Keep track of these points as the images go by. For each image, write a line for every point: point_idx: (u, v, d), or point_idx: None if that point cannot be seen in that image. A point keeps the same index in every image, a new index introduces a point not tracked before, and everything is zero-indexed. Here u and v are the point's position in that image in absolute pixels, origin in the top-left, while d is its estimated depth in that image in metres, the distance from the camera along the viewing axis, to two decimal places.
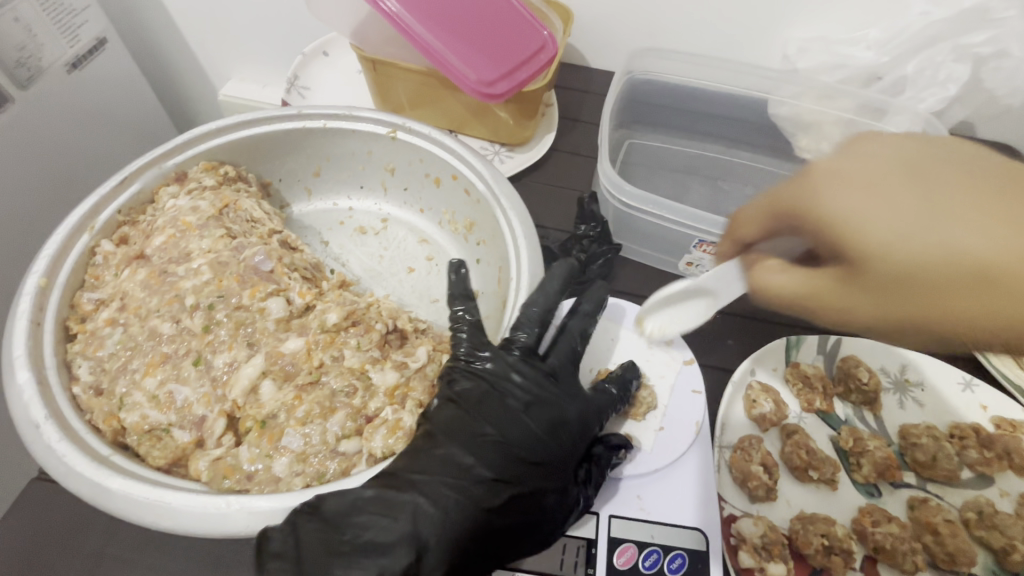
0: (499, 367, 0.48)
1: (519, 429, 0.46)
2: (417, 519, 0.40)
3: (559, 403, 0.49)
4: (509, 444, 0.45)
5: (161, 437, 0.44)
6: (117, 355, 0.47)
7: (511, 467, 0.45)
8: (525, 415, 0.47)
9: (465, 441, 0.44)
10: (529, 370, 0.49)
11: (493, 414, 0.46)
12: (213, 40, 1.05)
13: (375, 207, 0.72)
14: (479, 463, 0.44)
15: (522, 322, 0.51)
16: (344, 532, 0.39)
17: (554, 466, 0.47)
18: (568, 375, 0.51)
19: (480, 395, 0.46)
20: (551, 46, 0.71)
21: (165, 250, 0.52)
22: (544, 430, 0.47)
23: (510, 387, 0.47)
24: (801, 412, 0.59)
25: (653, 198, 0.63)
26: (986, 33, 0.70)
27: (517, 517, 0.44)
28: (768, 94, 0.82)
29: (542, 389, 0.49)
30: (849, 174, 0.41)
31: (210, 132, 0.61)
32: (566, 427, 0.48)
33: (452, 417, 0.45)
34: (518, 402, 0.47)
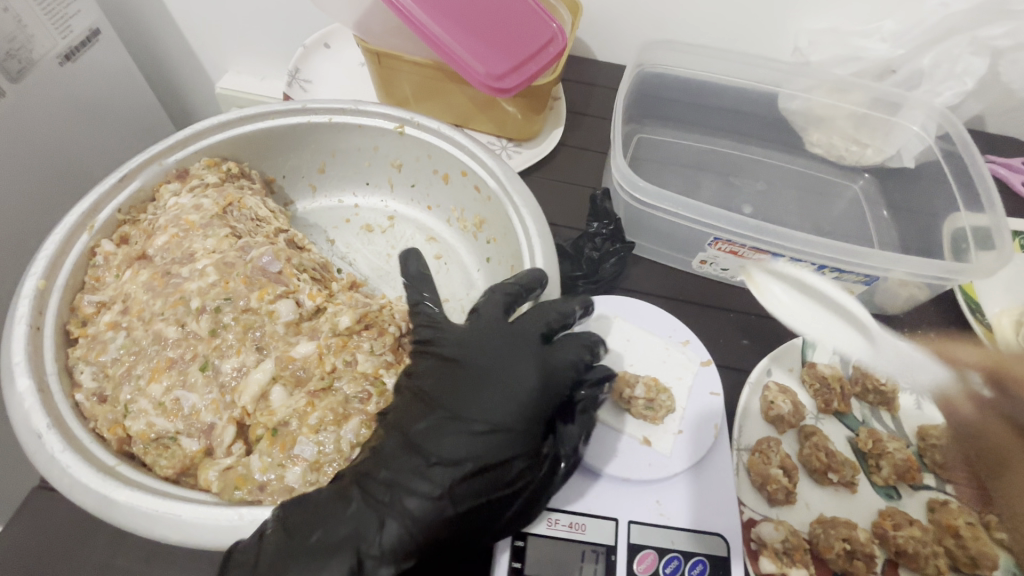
0: (456, 341, 0.46)
1: (476, 402, 0.42)
2: (365, 522, 0.38)
3: (520, 368, 0.44)
4: (465, 423, 0.42)
5: (169, 445, 0.42)
6: (120, 361, 0.45)
7: (467, 446, 0.41)
8: (483, 386, 0.43)
9: (418, 429, 0.42)
10: (486, 341, 0.46)
11: (448, 393, 0.43)
12: (208, 31, 1.02)
13: (381, 204, 0.70)
14: (430, 449, 0.41)
15: (481, 302, 0.50)
16: (298, 539, 0.37)
17: (517, 438, 0.42)
18: (532, 339, 0.47)
19: (438, 376, 0.44)
20: (561, 38, 0.69)
21: (168, 250, 0.50)
22: (504, 399, 0.43)
23: (468, 361, 0.45)
24: (818, 414, 0.59)
25: (671, 196, 0.61)
26: (1004, 25, 0.69)
27: (478, 505, 0.40)
28: (779, 87, 0.80)
29: (500, 357, 0.45)
30: None
31: (212, 127, 0.59)
32: (528, 393, 0.43)
33: (407, 404, 0.43)
34: (476, 374, 0.44)
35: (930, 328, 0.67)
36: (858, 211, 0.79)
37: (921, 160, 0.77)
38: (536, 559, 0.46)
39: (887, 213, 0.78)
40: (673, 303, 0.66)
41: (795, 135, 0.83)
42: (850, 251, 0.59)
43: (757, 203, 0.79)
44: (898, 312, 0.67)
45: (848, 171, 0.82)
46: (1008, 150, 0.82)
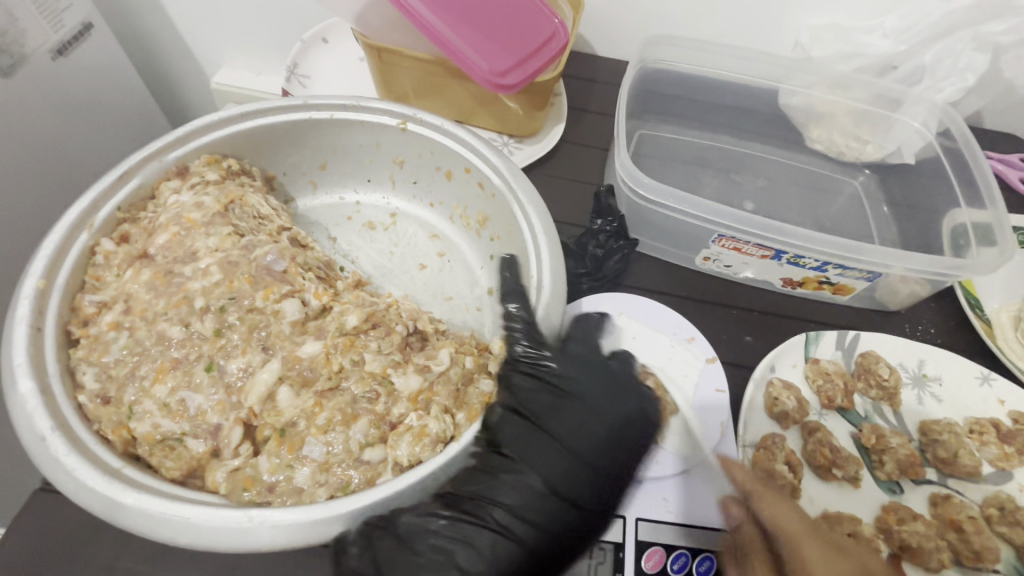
0: (566, 369, 0.50)
1: (589, 435, 0.48)
2: (496, 546, 0.41)
3: (624, 403, 0.50)
4: (576, 455, 0.47)
5: (174, 447, 0.42)
6: (123, 361, 0.44)
7: (581, 478, 0.46)
8: (596, 421, 0.48)
9: (533, 459, 0.45)
10: (592, 374, 0.51)
11: (564, 424, 0.48)
12: (203, 25, 1.01)
13: (383, 201, 0.69)
14: (547, 477, 0.45)
15: (576, 332, 0.54)
16: (419, 553, 0.40)
17: (620, 471, 0.48)
18: (630, 378, 0.52)
19: (553, 405, 0.48)
20: (562, 34, 0.68)
21: (169, 249, 0.49)
22: (612, 436, 0.48)
23: (579, 391, 0.49)
24: (822, 410, 0.59)
25: (676, 193, 0.61)
26: (1007, 21, 0.70)
27: (583, 532, 0.45)
28: (780, 83, 0.80)
29: (608, 392, 0.50)
30: None
31: (212, 123, 0.58)
32: (632, 427, 0.49)
33: (518, 430, 0.46)
34: (588, 405, 0.49)
35: (930, 323, 0.67)
36: (859, 207, 0.79)
37: (921, 157, 0.77)
38: None
39: (886, 208, 0.78)
40: (676, 300, 0.66)
41: (794, 132, 0.83)
42: (850, 246, 0.59)
43: (758, 199, 0.79)
44: (900, 308, 0.68)
45: (847, 167, 0.82)
46: (1006, 146, 0.82)
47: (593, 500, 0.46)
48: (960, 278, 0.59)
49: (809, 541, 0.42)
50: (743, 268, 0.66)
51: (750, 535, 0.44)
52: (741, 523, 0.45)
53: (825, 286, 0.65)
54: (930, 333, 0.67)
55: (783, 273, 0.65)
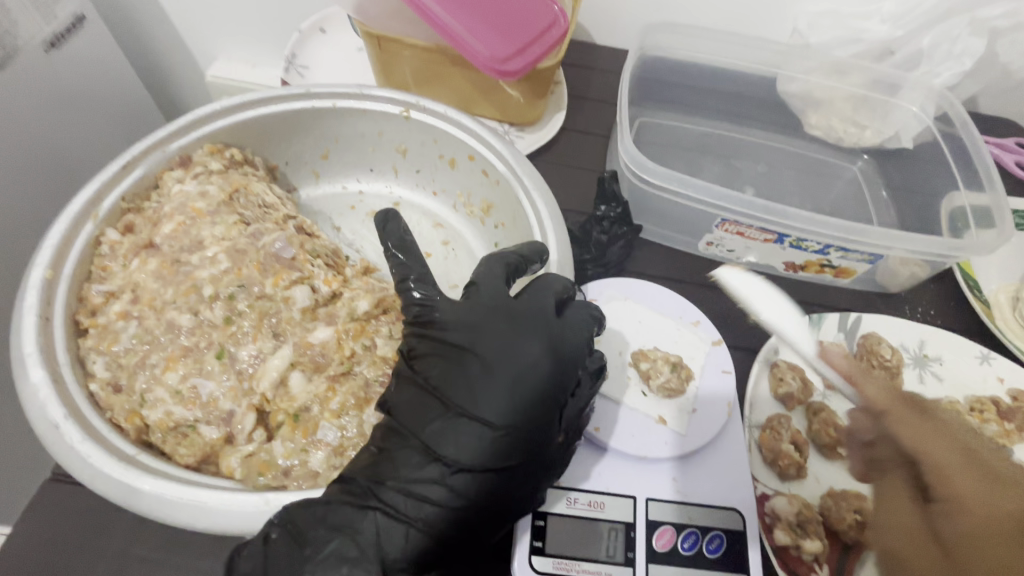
0: (456, 320, 0.42)
1: (480, 393, 0.39)
2: (380, 531, 0.37)
3: (523, 351, 0.40)
4: (464, 411, 0.39)
5: (188, 434, 0.42)
6: (133, 351, 0.44)
7: (474, 443, 0.38)
8: (486, 376, 0.39)
9: (421, 426, 0.39)
10: (485, 317, 0.42)
11: (456, 382, 0.40)
12: (198, 17, 1.00)
13: (386, 190, 0.69)
14: (435, 449, 0.38)
15: (481, 275, 0.46)
16: (305, 547, 0.36)
17: (524, 426, 0.39)
18: (537, 315, 0.43)
19: (443, 363, 0.41)
20: (563, 21, 0.68)
21: (176, 238, 0.49)
22: (508, 389, 0.39)
23: (470, 344, 0.41)
24: (826, 390, 0.59)
25: (679, 177, 0.61)
26: (1003, 5, 0.70)
27: (490, 503, 0.39)
28: (779, 69, 0.81)
29: (502, 338, 0.41)
30: (979, 532, 0.34)
31: (214, 113, 0.58)
32: (531, 373, 0.40)
33: (409, 399, 0.41)
34: (479, 358, 0.40)
35: (930, 306, 0.68)
36: (859, 192, 0.79)
37: (919, 142, 0.78)
38: (554, 538, 0.46)
39: (884, 193, 0.79)
40: (680, 285, 0.67)
41: (794, 118, 0.83)
42: (853, 228, 0.59)
43: (759, 185, 0.80)
44: (900, 290, 0.68)
45: (846, 152, 0.82)
46: (1002, 129, 0.83)
47: (496, 465, 0.38)
48: (960, 259, 0.60)
49: (960, 469, 0.38)
50: (746, 253, 0.67)
51: (888, 450, 0.43)
52: (876, 440, 0.44)
53: (827, 269, 0.66)
54: (930, 315, 0.67)
55: (785, 257, 0.65)
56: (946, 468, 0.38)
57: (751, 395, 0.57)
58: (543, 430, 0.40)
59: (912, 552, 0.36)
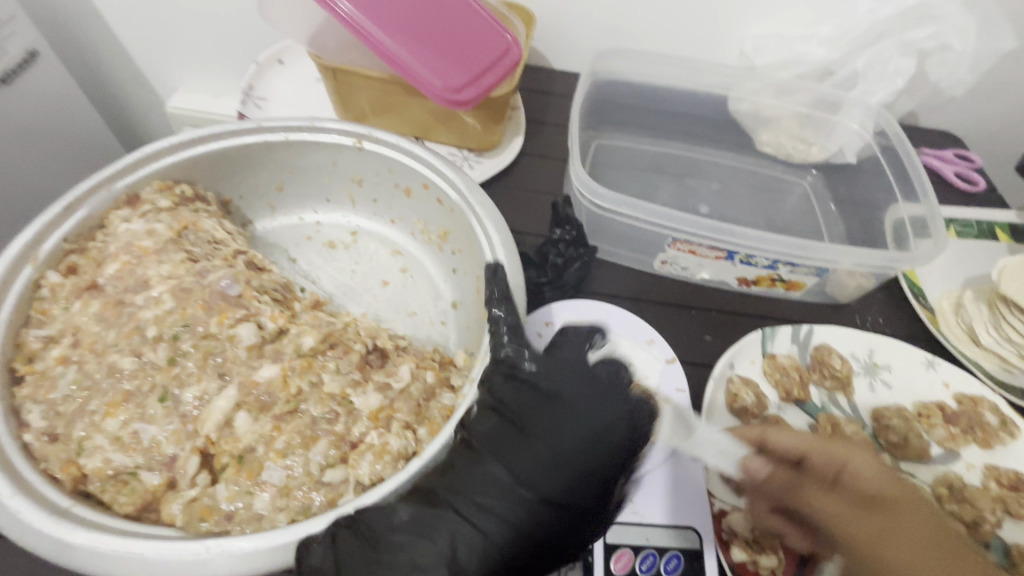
0: (543, 368, 0.44)
1: (561, 442, 0.40)
2: (456, 541, 0.37)
3: (610, 414, 0.41)
4: (545, 449, 0.40)
5: (128, 481, 0.41)
6: (72, 397, 0.43)
7: (553, 481, 0.39)
8: (571, 429, 0.40)
9: (500, 454, 0.40)
10: (570, 373, 0.43)
11: (539, 422, 0.41)
12: (158, 48, 1.00)
13: (343, 220, 0.69)
14: (518, 473, 0.39)
15: (566, 334, 0.48)
16: (380, 550, 0.37)
17: (599, 480, 0.40)
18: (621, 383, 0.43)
19: (528, 404, 0.42)
20: (516, 49, 0.70)
21: (120, 278, 0.49)
22: (592, 445, 0.40)
23: (559, 394, 0.42)
24: (780, 403, 0.61)
25: (628, 200, 0.63)
26: (928, 28, 0.73)
27: (556, 542, 0.39)
28: (728, 90, 0.83)
29: (588, 397, 0.42)
30: (883, 480, 0.45)
31: (162, 150, 0.57)
32: (613, 435, 0.40)
33: (490, 425, 0.41)
34: (564, 408, 0.41)
35: (878, 314, 0.70)
36: (809, 206, 0.83)
37: (862, 156, 0.81)
38: None
39: (833, 206, 0.82)
40: (638, 303, 0.68)
41: (745, 135, 0.85)
42: (797, 244, 0.62)
43: (713, 203, 0.82)
44: (849, 300, 0.71)
45: (796, 167, 0.85)
46: (940, 143, 0.87)
47: (570, 505, 0.39)
48: (902, 269, 0.63)
49: (826, 443, 0.48)
50: (699, 270, 0.68)
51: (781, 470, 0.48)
52: (771, 469, 0.48)
53: (778, 283, 0.68)
54: (878, 324, 0.70)
55: (737, 273, 0.67)
56: (824, 448, 0.47)
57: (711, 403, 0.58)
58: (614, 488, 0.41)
59: (873, 534, 0.42)
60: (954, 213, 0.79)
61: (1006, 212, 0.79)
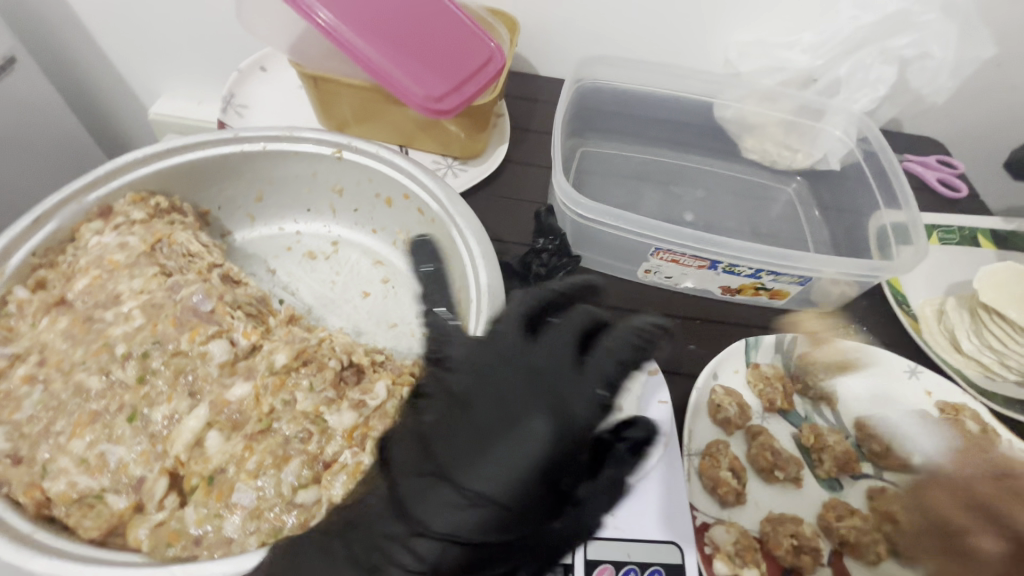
0: (463, 371, 0.43)
1: (471, 460, 0.38)
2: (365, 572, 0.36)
3: (523, 417, 0.39)
4: (452, 464, 0.38)
5: (93, 505, 0.40)
6: (37, 418, 0.42)
7: (462, 515, 0.37)
8: (481, 441, 0.38)
9: (408, 476, 0.39)
10: (493, 370, 0.42)
11: (449, 434, 0.39)
12: (139, 54, 0.99)
13: (324, 230, 0.68)
14: (422, 513, 0.37)
15: (504, 316, 0.46)
16: None
17: (517, 492, 0.37)
18: (551, 371, 0.42)
19: (440, 418, 0.40)
20: (499, 57, 0.69)
21: (90, 294, 0.48)
22: (503, 459, 0.37)
23: (472, 399, 0.40)
24: (764, 414, 0.61)
25: (610, 210, 0.63)
26: (909, 35, 0.73)
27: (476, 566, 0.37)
28: (713, 97, 0.83)
29: (503, 399, 0.40)
30: None
31: (135, 161, 0.56)
32: (527, 438, 0.38)
33: (405, 444, 0.40)
34: (475, 416, 0.39)
35: (862, 322, 0.70)
36: (794, 213, 0.83)
37: (845, 163, 0.81)
38: None
39: (817, 212, 0.83)
40: (622, 312, 0.68)
41: (731, 141, 0.85)
42: (780, 254, 0.62)
43: (698, 210, 0.82)
44: (833, 308, 0.71)
45: (780, 174, 0.85)
46: (923, 149, 0.88)
47: (484, 524, 0.37)
48: (885, 278, 0.63)
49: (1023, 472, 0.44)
50: (683, 279, 0.68)
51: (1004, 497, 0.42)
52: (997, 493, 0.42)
53: (762, 292, 0.68)
54: (862, 332, 0.70)
55: (720, 282, 0.67)
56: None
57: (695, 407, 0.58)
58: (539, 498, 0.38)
59: None
60: (937, 220, 0.79)
61: (990, 219, 0.79)
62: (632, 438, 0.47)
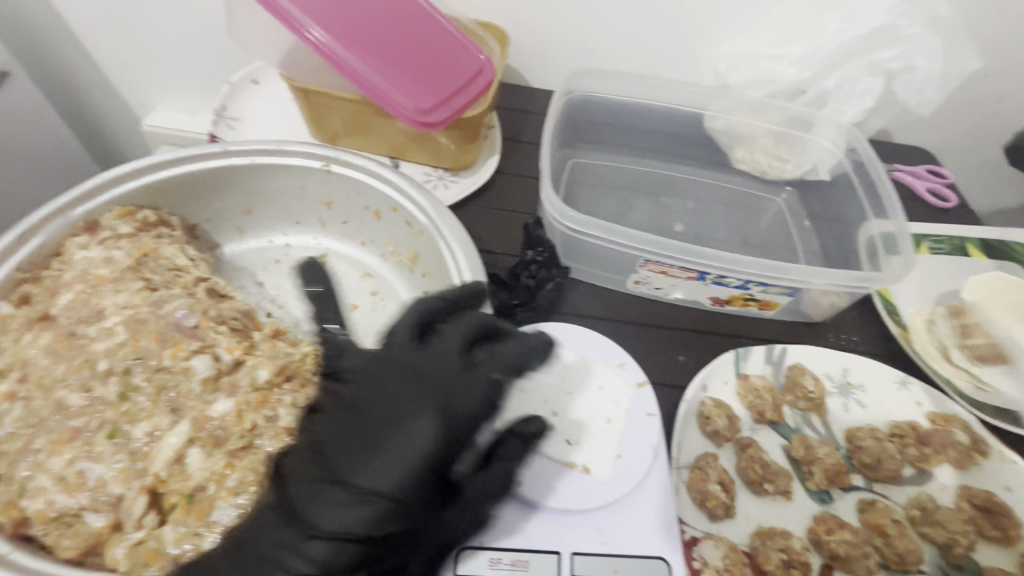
0: (356, 379, 0.43)
1: (363, 463, 0.39)
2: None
3: (412, 417, 0.40)
4: (344, 468, 0.39)
5: (72, 523, 0.40)
6: (17, 436, 0.42)
7: (353, 513, 0.38)
8: (373, 444, 0.40)
9: (302, 484, 0.39)
10: (384, 374, 0.43)
11: (342, 440, 0.40)
12: (133, 67, 0.99)
13: (313, 242, 0.68)
14: (315, 517, 0.38)
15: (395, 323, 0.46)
16: None
17: (409, 487, 0.39)
18: (439, 371, 0.42)
19: (334, 425, 0.41)
20: (489, 70, 0.70)
21: (74, 309, 0.47)
22: (392, 456, 0.39)
23: (364, 404, 0.42)
24: (754, 425, 0.61)
25: (597, 222, 0.63)
26: (895, 48, 0.74)
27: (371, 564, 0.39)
28: (703, 108, 0.84)
29: (394, 402, 0.41)
30: None
31: (123, 177, 0.57)
32: (416, 435, 0.40)
33: (299, 454, 0.41)
34: (367, 420, 0.41)
35: (853, 332, 0.70)
36: (784, 223, 0.83)
37: (835, 174, 0.82)
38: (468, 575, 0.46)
39: (807, 222, 0.83)
40: (612, 324, 0.68)
41: (721, 152, 0.86)
42: (768, 266, 0.62)
43: (688, 220, 0.82)
44: (824, 318, 0.71)
45: (771, 184, 0.86)
46: (914, 159, 0.88)
47: (377, 520, 0.38)
48: (873, 289, 0.63)
49: None
50: (673, 290, 0.68)
51: None
52: None
53: (752, 303, 0.68)
54: (853, 342, 0.70)
55: (710, 293, 0.67)
56: None
57: (684, 418, 0.58)
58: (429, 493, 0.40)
59: None
60: (927, 230, 0.79)
61: (980, 228, 0.79)
62: (525, 433, 0.50)
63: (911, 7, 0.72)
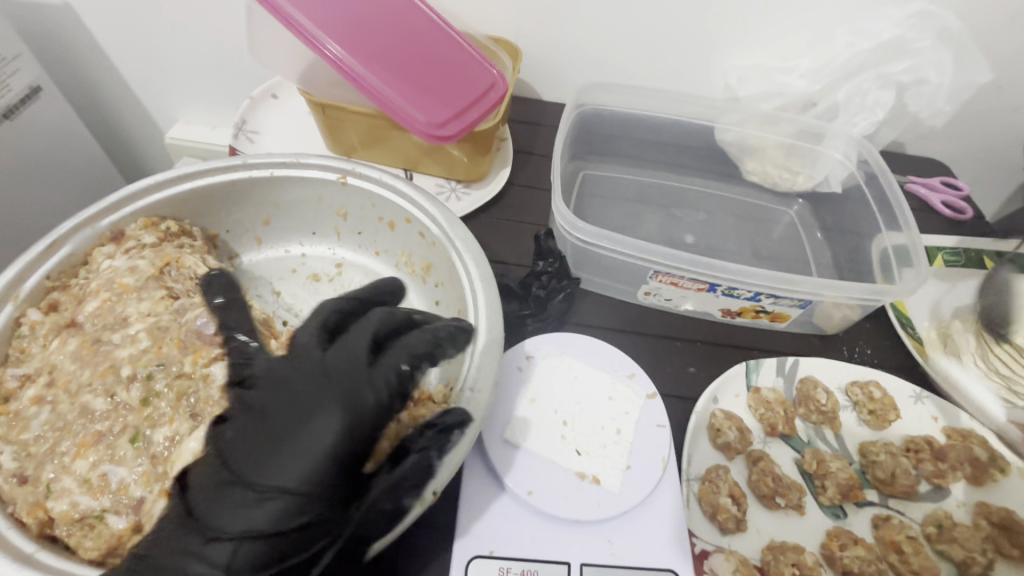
0: (260, 386, 0.44)
1: (263, 463, 0.39)
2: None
3: (312, 414, 0.40)
4: (246, 471, 0.39)
5: (94, 525, 0.41)
6: (44, 438, 0.44)
7: (255, 512, 0.38)
8: (274, 444, 0.40)
9: (206, 489, 0.39)
10: (288, 378, 0.44)
11: (245, 443, 0.40)
12: (158, 82, 1.03)
13: (329, 252, 0.70)
14: (217, 521, 0.38)
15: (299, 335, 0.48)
16: None
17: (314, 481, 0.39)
18: (340, 368, 0.43)
19: (237, 431, 0.41)
20: (501, 83, 0.72)
21: (99, 316, 0.50)
22: (293, 452, 0.39)
23: (266, 407, 0.42)
24: (766, 437, 0.61)
25: (607, 234, 0.63)
26: (905, 61, 0.74)
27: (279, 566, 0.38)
28: (713, 121, 0.84)
29: (294, 402, 0.42)
30: None
31: (148, 188, 0.58)
32: (318, 430, 0.40)
33: (205, 461, 0.41)
34: (269, 421, 0.41)
35: (866, 346, 0.69)
36: (796, 235, 0.83)
37: (847, 186, 0.82)
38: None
39: (819, 234, 0.83)
40: (621, 335, 0.68)
41: (732, 164, 0.86)
42: (779, 278, 0.62)
43: (698, 232, 0.83)
44: (836, 331, 0.70)
45: (783, 196, 0.86)
46: (929, 171, 0.88)
47: (280, 517, 0.38)
48: (885, 301, 0.62)
49: None
50: (683, 301, 0.68)
51: None
52: None
53: (762, 315, 0.67)
54: (865, 355, 0.69)
55: (720, 304, 0.67)
56: None
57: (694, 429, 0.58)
58: (336, 486, 0.40)
59: None
60: (942, 242, 0.79)
61: (997, 240, 0.79)
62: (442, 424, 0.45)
63: (920, 21, 0.72)
